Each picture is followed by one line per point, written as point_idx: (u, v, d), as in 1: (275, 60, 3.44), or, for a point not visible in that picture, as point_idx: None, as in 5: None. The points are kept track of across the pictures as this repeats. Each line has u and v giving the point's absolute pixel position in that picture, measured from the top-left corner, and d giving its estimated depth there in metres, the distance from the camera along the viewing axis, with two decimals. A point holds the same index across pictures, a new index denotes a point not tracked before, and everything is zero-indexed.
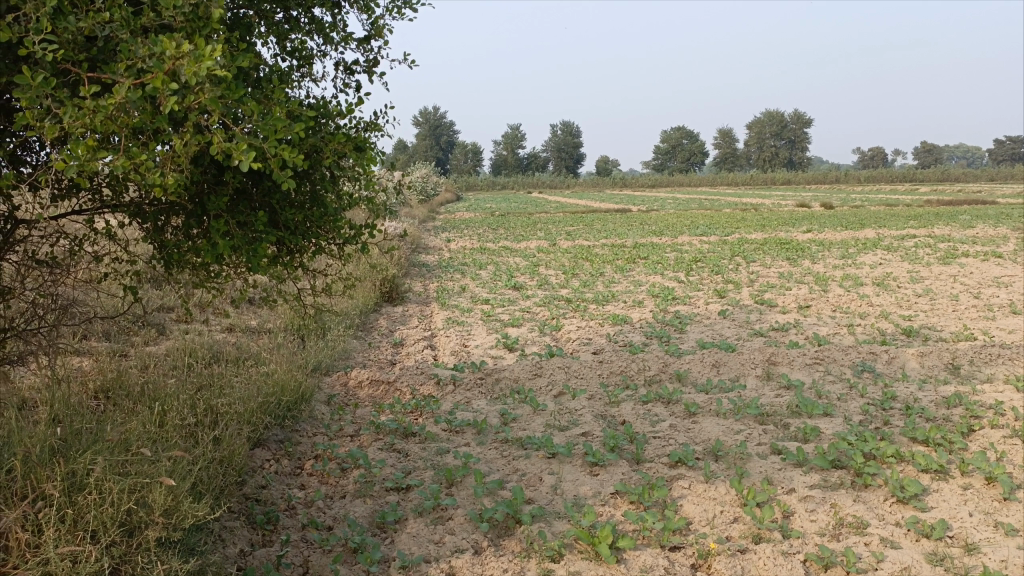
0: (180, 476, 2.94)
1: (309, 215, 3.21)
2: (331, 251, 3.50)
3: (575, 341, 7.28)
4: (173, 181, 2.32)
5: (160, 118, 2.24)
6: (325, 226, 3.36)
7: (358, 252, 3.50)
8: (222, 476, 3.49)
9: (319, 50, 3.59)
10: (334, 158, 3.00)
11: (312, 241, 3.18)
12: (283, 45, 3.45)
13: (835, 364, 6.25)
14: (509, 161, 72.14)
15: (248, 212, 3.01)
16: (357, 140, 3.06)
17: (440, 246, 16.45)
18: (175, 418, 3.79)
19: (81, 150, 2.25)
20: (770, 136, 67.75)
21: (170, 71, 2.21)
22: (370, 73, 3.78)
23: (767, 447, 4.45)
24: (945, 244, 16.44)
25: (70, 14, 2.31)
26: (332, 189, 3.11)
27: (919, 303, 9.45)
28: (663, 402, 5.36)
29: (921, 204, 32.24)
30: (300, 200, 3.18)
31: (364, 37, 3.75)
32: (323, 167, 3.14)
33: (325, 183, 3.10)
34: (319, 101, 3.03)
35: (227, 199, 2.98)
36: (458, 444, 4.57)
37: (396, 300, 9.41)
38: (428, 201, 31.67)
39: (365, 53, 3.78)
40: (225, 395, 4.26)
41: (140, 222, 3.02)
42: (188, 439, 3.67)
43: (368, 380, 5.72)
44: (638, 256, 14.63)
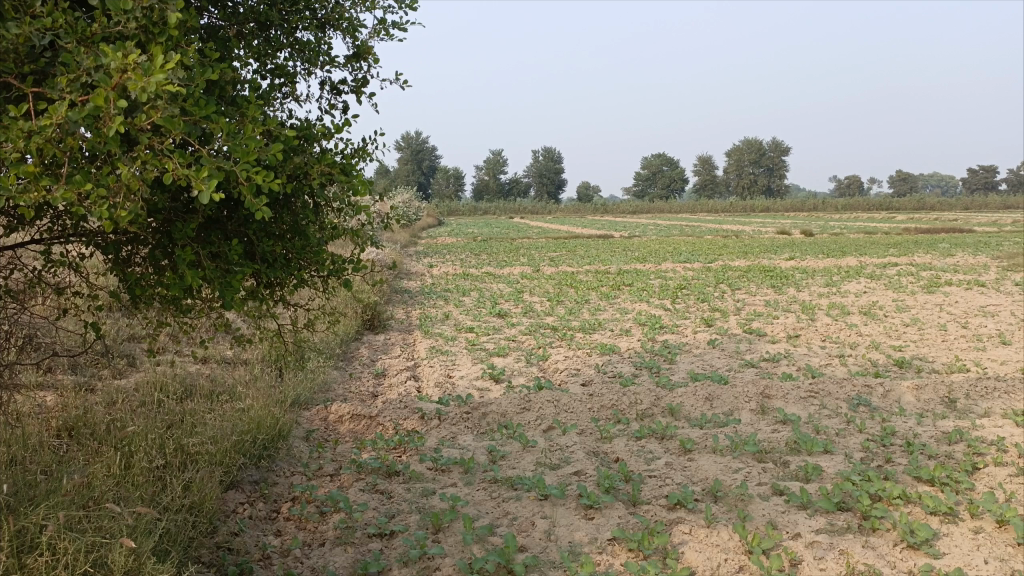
0: (143, 530, 2.71)
1: (289, 245, 3.02)
2: (315, 284, 3.31)
3: (563, 371, 7.09)
4: (128, 213, 2.12)
5: (110, 138, 2.04)
6: (307, 258, 3.16)
7: (344, 284, 3.30)
8: (189, 526, 3.24)
9: (304, 70, 3.42)
10: (318, 184, 2.81)
11: (292, 274, 2.98)
12: (265, 65, 3.28)
13: (830, 397, 6.10)
14: (490, 186, 72.28)
15: (220, 243, 2.81)
16: (343, 164, 2.87)
17: (422, 272, 16.24)
18: (138, 460, 3.54)
19: (22, 175, 2.06)
20: (749, 163, 68.47)
21: (119, 86, 2.01)
22: (358, 93, 3.60)
23: (768, 487, 4.26)
24: (928, 272, 16.48)
25: (10, 21, 2.11)
26: (314, 217, 2.92)
27: (907, 333, 9.36)
28: (656, 438, 5.16)
29: (899, 232, 32.52)
30: (278, 229, 2.98)
31: (351, 56, 3.58)
32: (305, 194, 2.95)
33: (307, 211, 2.91)
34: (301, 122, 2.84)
35: (197, 229, 2.78)
36: (444, 484, 4.33)
37: (377, 328, 9.18)
38: (409, 227, 31.46)
39: (352, 72, 3.61)
40: (196, 433, 4.01)
41: (102, 255, 2.82)
42: (153, 485, 3.42)
43: (349, 415, 5.48)
44: (623, 282, 14.51)
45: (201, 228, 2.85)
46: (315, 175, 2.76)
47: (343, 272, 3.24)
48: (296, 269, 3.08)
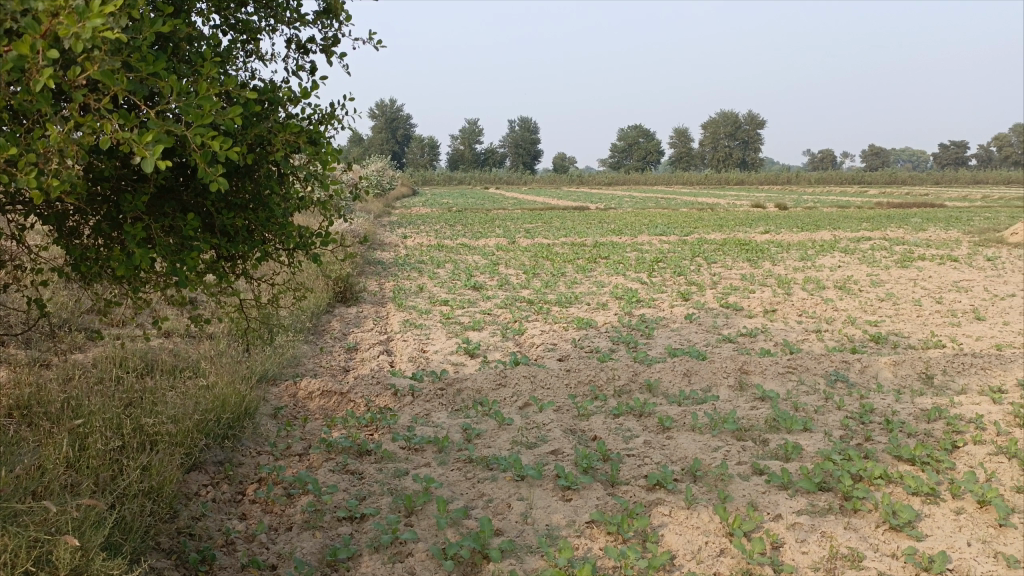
0: (92, 524, 2.58)
1: (252, 218, 2.84)
2: (281, 259, 3.14)
3: (540, 346, 6.96)
4: (64, 179, 1.92)
5: (40, 94, 1.84)
6: (272, 231, 2.98)
7: (312, 260, 3.12)
8: (147, 512, 3.08)
9: (269, 26, 3.19)
10: (283, 154, 2.62)
11: (255, 252, 2.81)
12: (227, 19, 3.05)
13: (808, 373, 6.05)
14: (465, 156, 71.61)
15: (175, 215, 2.62)
16: (311, 133, 2.68)
17: (395, 243, 15.97)
18: (92, 442, 3.35)
19: None
20: (724, 136, 68.50)
21: (49, 33, 1.80)
22: (327, 54, 3.39)
23: (748, 466, 4.18)
24: (901, 247, 16.57)
25: None
26: (279, 190, 2.73)
27: (883, 308, 9.36)
28: (634, 415, 5.06)
29: (872, 206, 32.71)
30: (239, 200, 2.80)
31: (321, 12, 3.36)
32: (269, 163, 2.75)
33: (272, 186, 2.73)
34: (265, 84, 2.64)
35: (147, 199, 2.59)
36: (418, 464, 4.20)
37: (350, 301, 8.97)
38: (383, 197, 31.02)
39: (323, 29, 3.39)
40: (157, 413, 3.83)
41: (41, 227, 2.59)
42: (108, 469, 3.25)
43: (319, 391, 5.31)
44: (599, 255, 14.39)
45: (155, 197, 2.65)
46: (280, 143, 2.57)
47: (311, 248, 3.08)
48: (260, 245, 2.90)
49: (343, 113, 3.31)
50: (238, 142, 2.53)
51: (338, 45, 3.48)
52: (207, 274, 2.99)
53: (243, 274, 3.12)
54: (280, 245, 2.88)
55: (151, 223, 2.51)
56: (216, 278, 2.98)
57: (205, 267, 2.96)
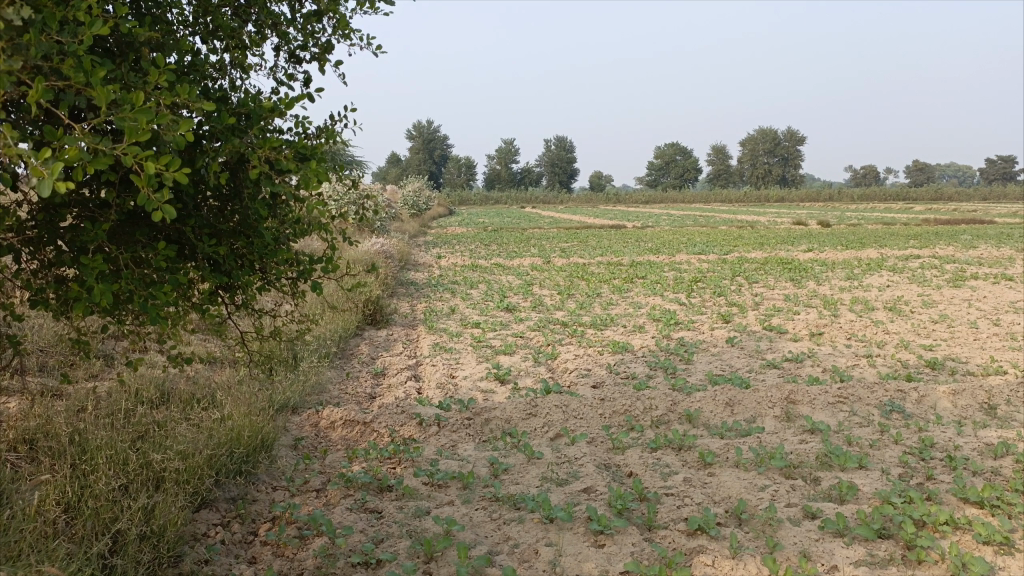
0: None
1: (239, 245, 2.65)
2: (282, 287, 2.96)
3: (573, 372, 6.68)
4: None
5: None
6: (271, 258, 2.74)
7: (314, 288, 2.89)
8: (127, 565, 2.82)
9: (257, 33, 2.98)
10: (264, 170, 2.36)
11: (240, 285, 2.61)
12: (207, 28, 2.84)
13: (861, 403, 5.66)
14: (502, 175, 71.74)
15: (147, 242, 2.43)
16: (295, 147, 2.42)
17: (429, 263, 15.83)
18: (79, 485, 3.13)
19: None
20: (764, 153, 67.59)
21: None
22: (321, 60, 3.18)
23: (798, 509, 3.84)
24: (952, 265, 15.93)
25: None
26: (264, 213, 2.50)
27: (937, 331, 8.87)
28: (673, 449, 4.74)
29: (918, 223, 31.82)
30: (221, 226, 2.61)
31: (309, 15, 3.14)
32: (257, 181, 2.50)
33: (260, 212, 2.50)
34: (245, 96, 2.41)
35: (114, 224, 2.40)
36: (440, 503, 3.93)
37: (380, 323, 8.80)
38: (419, 217, 31.07)
39: (313, 34, 3.18)
40: (158, 449, 3.60)
41: (11, 259, 2.42)
42: (93, 515, 3.01)
43: (342, 421, 5.09)
44: (636, 275, 14.05)
45: (126, 222, 2.47)
46: (260, 158, 2.31)
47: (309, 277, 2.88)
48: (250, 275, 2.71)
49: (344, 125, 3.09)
50: (210, 159, 2.31)
51: (333, 51, 3.27)
52: (196, 305, 2.83)
53: (238, 304, 2.94)
54: (270, 277, 2.67)
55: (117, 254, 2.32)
56: (205, 310, 2.81)
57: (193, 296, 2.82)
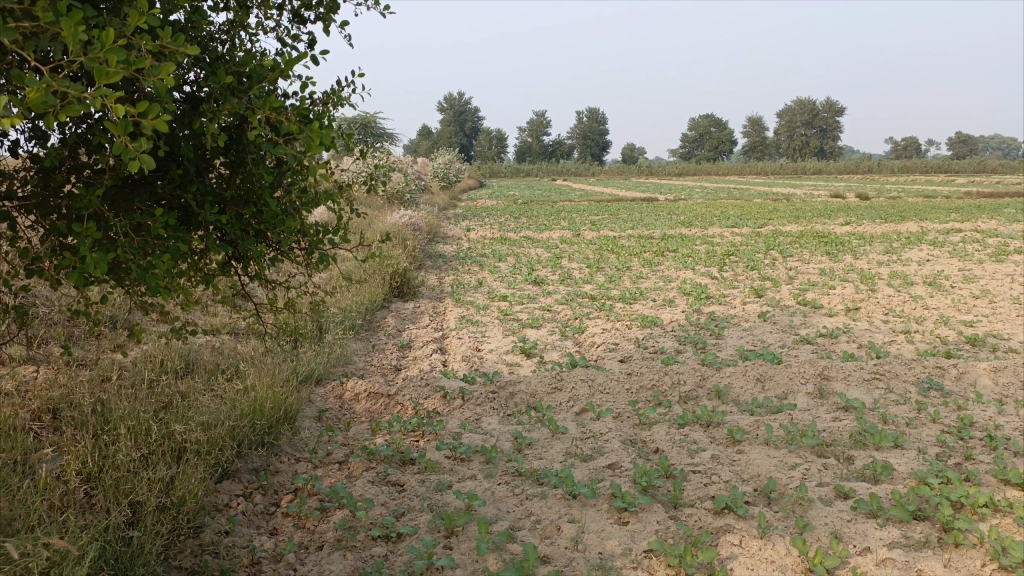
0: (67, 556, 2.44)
1: (243, 213, 2.62)
2: (295, 258, 2.92)
3: (600, 346, 6.58)
4: None
5: None
6: (284, 228, 2.67)
7: (327, 260, 2.83)
8: (141, 535, 2.81)
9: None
10: (268, 131, 2.27)
11: (246, 256, 2.57)
12: None
13: (897, 380, 5.50)
14: (533, 148, 71.24)
15: (145, 207, 2.40)
16: (298, 108, 2.33)
17: (458, 236, 15.75)
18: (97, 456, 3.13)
19: None
20: (801, 124, 66.14)
21: None
22: (328, 20, 3.06)
23: (830, 489, 3.73)
24: (995, 239, 15.45)
25: None
26: (268, 178, 2.43)
27: (978, 306, 8.60)
28: (702, 425, 4.64)
29: (959, 195, 30.90)
30: (221, 194, 2.58)
31: None
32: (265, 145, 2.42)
33: (265, 179, 2.43)
34: (247, 55, 2.33)
35: (108, 190, 2.38)
36: (462, 477, 3.89)
37: (407, 296, 8.76)
38: (449, 190, 30.99)
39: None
40: (178, 420, 3.59)
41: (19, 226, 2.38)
42: (110, 487, 3.01)
43: (366, 393, 5.07)
44: (667, 248, 13.84)
45: (125, 189, 2.45)
46: (262, 118, 2.22)
47: (318, 248, 2.84)
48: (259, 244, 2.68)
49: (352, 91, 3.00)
50: (212, 120, 2.22)
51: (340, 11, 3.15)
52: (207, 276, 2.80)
53: (250, 275, 2.92)
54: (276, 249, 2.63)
55: (114, 220, 2.29)
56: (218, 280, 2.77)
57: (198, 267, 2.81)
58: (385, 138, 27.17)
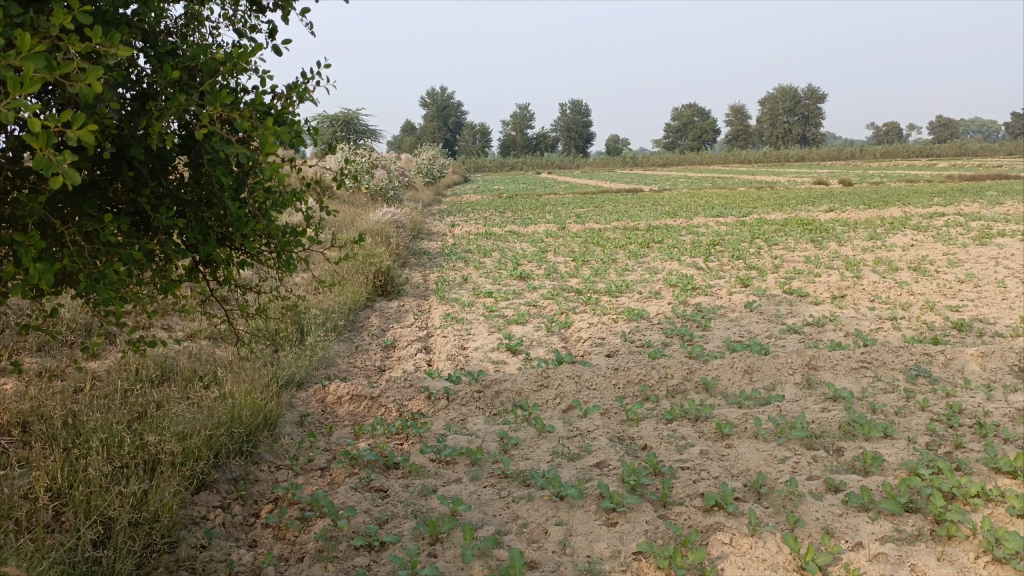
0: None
1: (204, 216, 2.53)
2: (265, 262, 2.82)
3: (587, 341, 6.52)
4: None
5: None
6: (248, 232, 2.57)
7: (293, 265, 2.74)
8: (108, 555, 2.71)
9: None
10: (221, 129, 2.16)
11: (207, 263, 2.48)
12: None
13: (885, 368, 5.47)
14: (517, 141, 71.06)
15: (96, 214, 2.30)
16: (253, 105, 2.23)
17: (443, 232, 15.64)
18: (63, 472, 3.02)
19: None
20: (783, 111, 66.33)
21: None
22: (286, 10, 2.95)
23: (821, 482, 3.68)
24: (978, 222, 15.51)
25: None
26: (226, 178, 2.33)
27: (964, 290, 8.59)
28: (690, 420, 4.58)
29: (941, 179, 31.07)
30: (180, 197, 2.48)
31: None
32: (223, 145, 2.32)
33: (223, 179, 2.33)
34: (195, 48, 2.22)
35: (55, 197, 2.28)
36: (448, 480, 3.81)
37: (391, 294, 8.65)
38: (433, 186, 30.81)
39: None
40: (150, 432, 3.49)
41: None
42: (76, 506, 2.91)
43: (349, 396, 4.97)
44: (653, 239, 13.79)
45: (77, 194, 2.35)
46: (214, 115, 2.12)
47: (286, 250, 2.75)
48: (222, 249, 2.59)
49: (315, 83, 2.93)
50: (160, 120, 2.12)
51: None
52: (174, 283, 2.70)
53: (218, 282, 2.83)
54: (240, 254, 2.54)
55: (61, 229, 2.19)
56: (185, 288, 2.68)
57: (162, 274, 2.72)
58: (367, 134, 26.96)
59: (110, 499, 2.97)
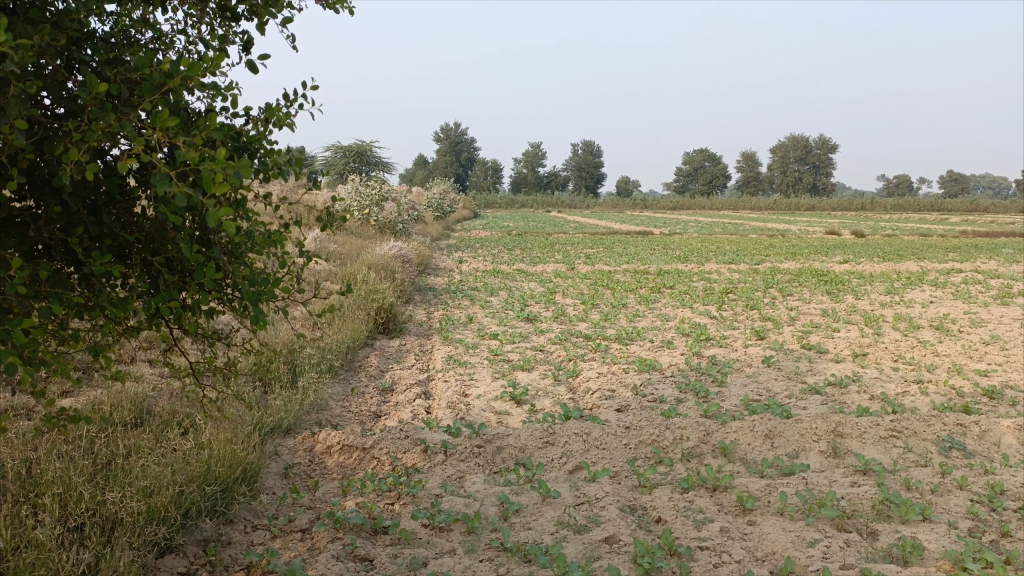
0: None
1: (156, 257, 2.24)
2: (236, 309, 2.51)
3: (596, 393, 6.16)
4: None
5: None
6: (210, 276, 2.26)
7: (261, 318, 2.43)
8: None
9: None
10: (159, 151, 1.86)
11: (160, 313, 2.19)
12: None
13: (916, 439, 5.09)
14: (528, 178, 71.26)
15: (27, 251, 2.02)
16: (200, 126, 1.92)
17: (450, 268, 15.37)
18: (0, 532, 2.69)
19: None
20: (795, 160, 66.45)
21: None
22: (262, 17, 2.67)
23: (856, 572, 3.30)
24: (998, 280, 15.15)
25: None
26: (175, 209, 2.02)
27: (991, 354, 8.21)
28: (707, 489, 4.20)
29: (955, 234, 30.72)
30: (125, 236, 2.21)
31: None
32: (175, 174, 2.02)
33: (174, 215, 2.03)
34: (137, 58, 1.93)
35: None
36: (440, 551, 3.44)
37: (393, 332, 8.33)
38: (443, 220, 30.66)
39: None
40: (108, 488, 3.16)
41: None
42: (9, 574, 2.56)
43: (339, 445, 4.61)
44: (664, 285, 13.46)
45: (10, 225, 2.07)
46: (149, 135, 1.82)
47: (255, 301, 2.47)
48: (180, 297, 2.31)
49: (298, 107, 2.66)
50: (86, 141, 1.82)
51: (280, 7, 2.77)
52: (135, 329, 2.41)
53: (182, 330, 2.56)
54: (197, 307, 2.25)
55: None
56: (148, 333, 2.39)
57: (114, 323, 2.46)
58: (379, 166, 26.88)
59: (51, 568, 2.63)
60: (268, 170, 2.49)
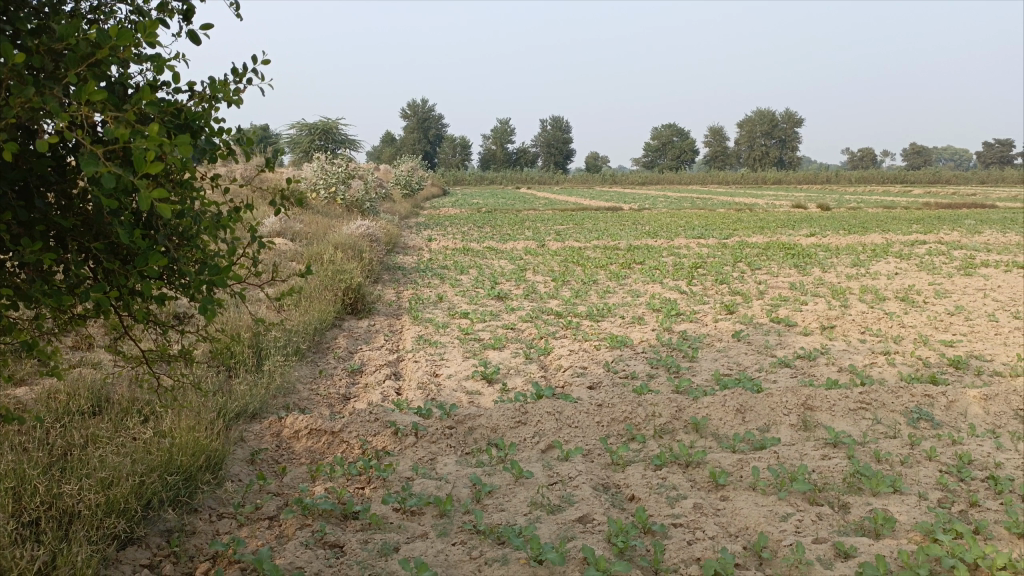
0: None
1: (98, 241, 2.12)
2: (190, 294, 2.40)
3: (567, 371, 6.12)
4: None
5: None
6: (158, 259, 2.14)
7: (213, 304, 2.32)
8: None
9: None
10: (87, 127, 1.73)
11: (101, 303, 2.08)
12: None
13: (885, 411, 5.13)
14: (497, 155, 70.87)
15: None
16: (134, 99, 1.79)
17: (419, 246, 15.22)
18: None
19: None
20: (762, 134, 66.88)
21: None
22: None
23: (829, 546, 3.31)
24: (960, 251, 15.40)
25: None
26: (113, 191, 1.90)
27: (955, 324, 8.33)
28: (680, 466, 4.19)
29: (918, 207, 31.19)
30: (62, 219, 2.08)
31: None
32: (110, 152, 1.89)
33: (110, 198, 1.91)
34: (62, 27, 1.80)
35: None
36: (412, 535, 3.38)
37: (361, 312, 8.21)
38: (412, 198, 30.39)
39: None
40: (63, 481, 3.05)
41: None
42: None
43: (307, 430, 4.51)
44: (634, 260, 13.46)
45: None
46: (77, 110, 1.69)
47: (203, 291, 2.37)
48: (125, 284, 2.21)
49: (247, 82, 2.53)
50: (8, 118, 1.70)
51: None
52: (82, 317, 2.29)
53: (133, 317, 2.45)
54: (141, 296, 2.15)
55: None
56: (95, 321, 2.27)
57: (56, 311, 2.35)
58: (346, 144, 26.49)
59: (1, 567, 2.50)
60: (216, 149, 2.36)
